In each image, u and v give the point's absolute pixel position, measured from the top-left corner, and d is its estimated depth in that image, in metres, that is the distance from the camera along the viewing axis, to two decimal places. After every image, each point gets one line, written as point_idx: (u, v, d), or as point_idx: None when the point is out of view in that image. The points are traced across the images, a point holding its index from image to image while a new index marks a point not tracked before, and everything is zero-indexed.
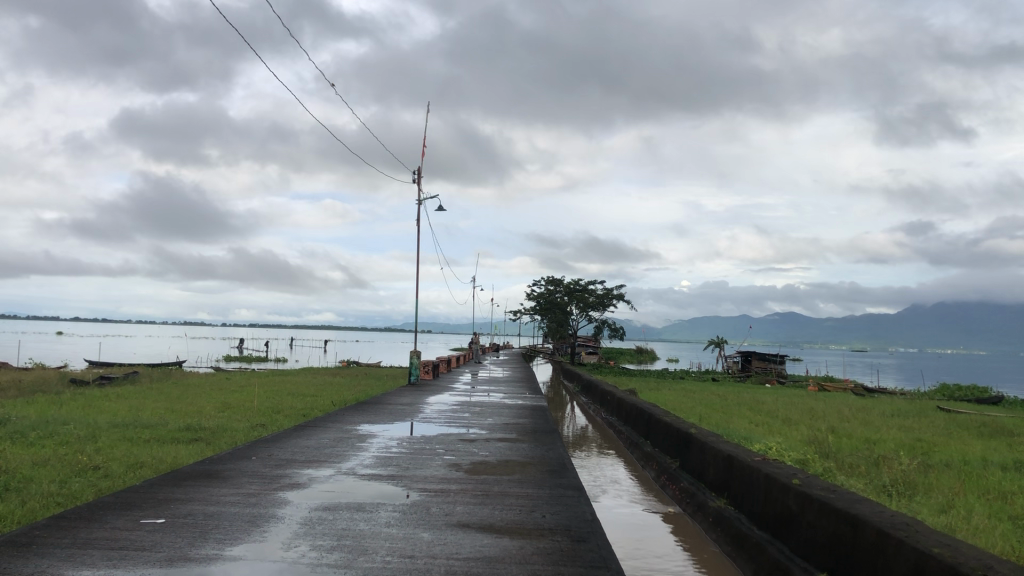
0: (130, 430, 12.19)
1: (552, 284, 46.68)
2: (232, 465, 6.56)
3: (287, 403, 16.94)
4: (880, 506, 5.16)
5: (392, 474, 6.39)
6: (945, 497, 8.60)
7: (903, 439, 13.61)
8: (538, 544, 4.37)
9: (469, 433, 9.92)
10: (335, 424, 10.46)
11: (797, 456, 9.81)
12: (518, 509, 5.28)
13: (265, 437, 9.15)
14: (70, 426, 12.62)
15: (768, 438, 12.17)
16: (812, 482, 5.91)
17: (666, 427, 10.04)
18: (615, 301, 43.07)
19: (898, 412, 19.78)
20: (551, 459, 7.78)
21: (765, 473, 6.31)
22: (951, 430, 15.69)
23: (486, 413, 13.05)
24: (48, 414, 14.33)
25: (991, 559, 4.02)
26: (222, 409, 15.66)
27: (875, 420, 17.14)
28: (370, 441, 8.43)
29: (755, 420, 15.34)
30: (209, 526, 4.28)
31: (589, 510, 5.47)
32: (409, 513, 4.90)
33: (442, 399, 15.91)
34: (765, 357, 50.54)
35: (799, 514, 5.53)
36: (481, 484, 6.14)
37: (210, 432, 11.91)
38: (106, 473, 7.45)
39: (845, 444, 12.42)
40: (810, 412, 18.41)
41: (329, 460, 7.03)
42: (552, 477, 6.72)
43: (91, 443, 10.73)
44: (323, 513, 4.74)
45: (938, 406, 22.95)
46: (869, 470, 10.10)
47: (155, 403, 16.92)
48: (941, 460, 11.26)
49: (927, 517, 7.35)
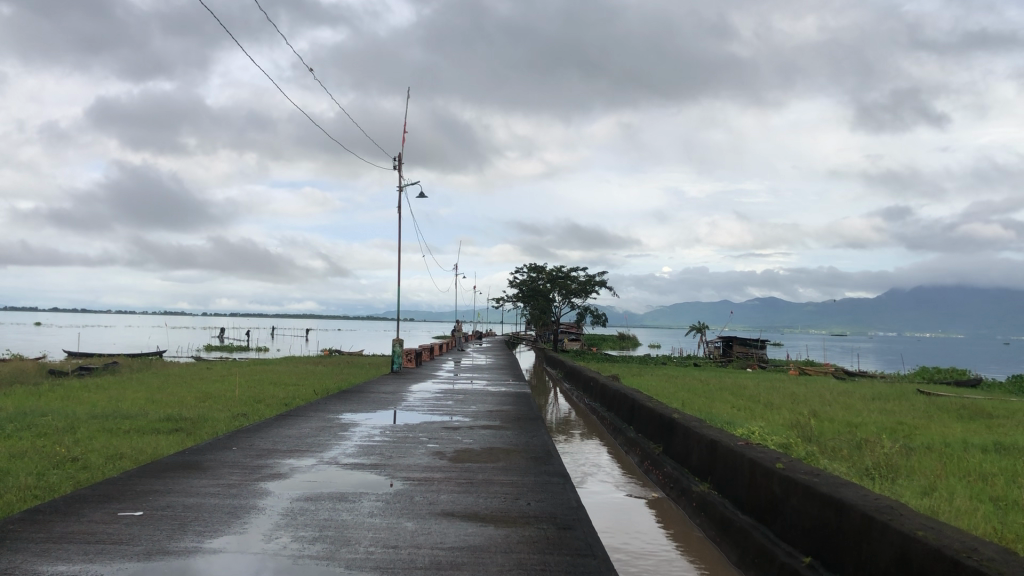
0: (109, 421, 12.08)
1: (535, 271, 46.61)
2: (212, 456, 6.47)
3: (269, 392, 16.86)
4: (865, 490, 5.15)
5: (375, 463, 6.33)
6: (927, 479, 8.64)
7: (885, 422, 13.67)
8: (523, 532, 4.32)
9: (451, 421, 9.86)
10: (317, 413, 10.39)
11: (780, 440, 9.82)
12: (502, 497, 5.24)
13: (247, 426, 9.06)
14: (49, 417, 12.46)
15: (751, 423, 12.20)
16: (796, 466, 5.89)
17: (649, 413, 10.02)
18: (597, 287, 43.07)
19: (879, 396, 19.91)
20: (535, 446, 7.73)
21: (750, 458, 6.29)
22: (932, 412, 15.79)
23: (469, 401, 13.01)
24: (24, 406, 14.13)
25: (976, 542, 4.00)
26: (202, 399, 15.54)
27: (855, 403, 17.21)
28: (353, 430, 8.34)
29: (738, 405, 15.41)
30: (187, 518, 4.20)
31: (574, 497, 5.43)
32: (393, 503, 4.83)
33: (424, 386, 15.87)
34: (746, 343, 50.81)
35: (784, 499, 5.51)
36: (464, 472, 6.10)
37: (190, 422, 11.82)
38: (84, 465, 7.35)
39: (827, 428, 12.46)
40: (792, 396, 18.51)
41: (311, 449, 6.95)
42: (536, 464, 6.68)
43: (70, 434, 10.63)
44: (305, 504, 4.68)
45: (919, 389, 23.11)
46: (851, 453, 10.13)
47: (135, 394, 16.74)
48: (923, 443, 11.30)
49: (910, 500, 7.34)
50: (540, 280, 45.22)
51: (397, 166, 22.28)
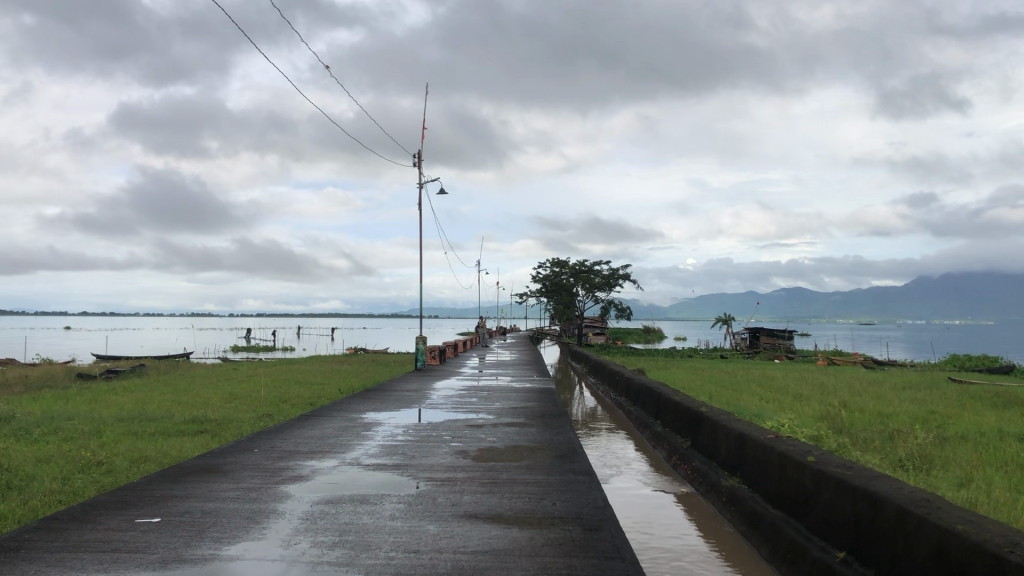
0: (135, 424, 12.12)
1: (558, 266, 46.42)
2: (233, 459, 6.41)
3: (294, 392, 16.87)
4: (899, 483, 4.99)
5: (398, 464, 6.23)
6: (963, 470, 8.43)
7: (916, 412, 13.43)
8: (549, 534, 4.20)
9: (475, 418, 9.76)
10: (340, 412, 10.33)
11: (811, 432, 9.62)
12: (527, 497, 5.12)
13: (271, 427, 9.01)
14: (75, 421, 12.50)
15: (780, 415, 11.99)
16: (827, 459, 5.73)
17: (676, 406, 9.86)
18: (621, 281, 42.85)
19: (910, 385, 19.61)
20: (560, 443, 7.62)
21: (780, 451, 6.13)
22: (963, 401, 15.51)
23: (493, 397, 12.92)
24: (51, 410, 14.21)
25: (1019, 536, 3.82)
26: (228, 399, 15.59)
27: (886, 393, 16.96)
28: (376, 429, 8.25)
29: (767, 397, 15.21)
30: (205, 524, 4.12)
31: (601, 496, 5.29)
32: (415, 505, 4.72)
33: (448, 384, 15.80)
34: (773, 333, 50.44)
35: (815, 492, 5.36)
36: (488, 471, 5.98)
37: (215, 423, 11.84)
38: (109, 468, 7.33)
39: (858, 419, 12.23)
40: (821, 387, 18.24)
41: (334, 450, 6.86)
42: (561, 462, 6.56)
43: (96, 437, 10.66)
44: (326, 508, 4.58)
45: (949, 377, 22.77)
46: (883, 444, 9.92)
47: (162, 396, 16.79)
48: (956, 433, 11.06)
49: (946, 492, 7.14)
50: (563, 275, 45.10)
51: (417, 163, 22.21)
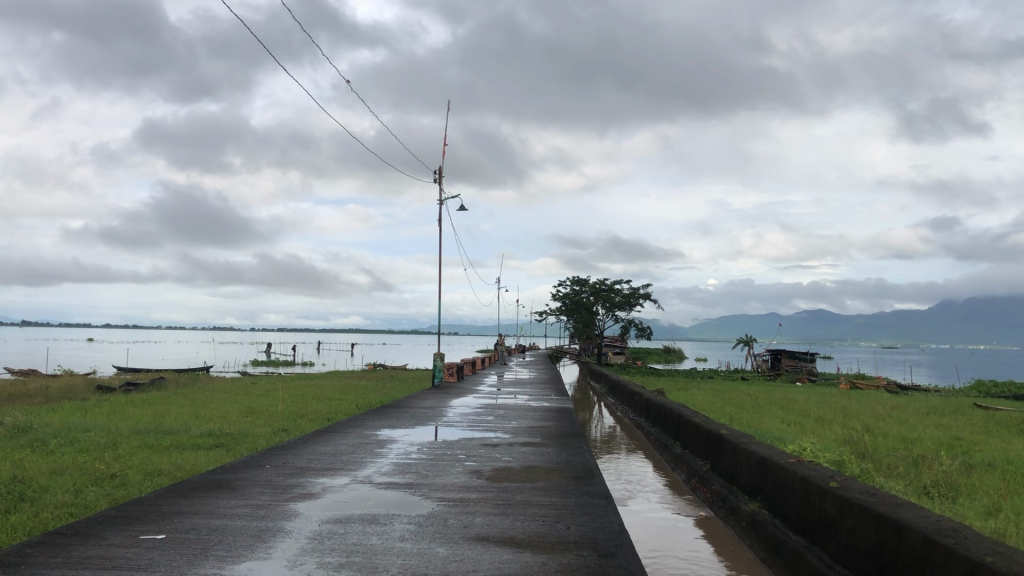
0: (151, 437, 12.08)
1: (578, 284, 46.22)
2: (243, 474, 6.33)
3: (311, 407, 16.81)
4: (925, 510, 4.82)
5: (410, 482, 6.12)
6: (989, 499, 8.22)
7: (941, 438, 13.16)
8: (562, 560, 4.07)
9: (491, 436, 9.68)
10: (356, 429, 10.24)
11: (833, 457, 9.43)
12: (541, 520, 5.00)
13: (284, 442, 8.92)
14: (91, 433, 12.45)
15: (801, 439, 11.78)
16: (851, 485, 5.57)
17: (696, 428, 9.71)
18: (641, 300, 42.59)
19: (934, 410, 19.29)
20: (577, 464, 7.48)
21: (802, 475, 5.98)
22: (989, 427, 15.21)
23: (510, 416, 12.78)
24: (69, 421, 14.27)
25: None
26: (245, 414, 15.55)
27: (910, 418, 16.68)
28: (390, 447, 8.15)
29: (788, 420, 15.00)
30: (210, 542, 4.04)
31: (618, 521, 5.16)
32: (426, 526, 4.62)
33: (466, 401, 15.71)
34: (795, 356, 49.90)
35: (838, 518, 5.21)
36: (502, 492, 5.87)
37: (231, 437, 11.76)
38: (122, 481, 7.27)
39: (882, 444, 12.00)
40: (843, 411, 17.98)
41: (345, 467, 6.76)
42: (577, 484, 6.43)
43: (112, 449, 10.64)
44: (334, 527, 4.49)
45: (975, 403, 22.35)
46: (908, 470, 9.72)
47: (179, 409, 16.74)
48: (983, 460, 10.82)
49: (973, 521, 6.95)
50: (583, 293, 44.89)
51: (437, 180, 22.13)
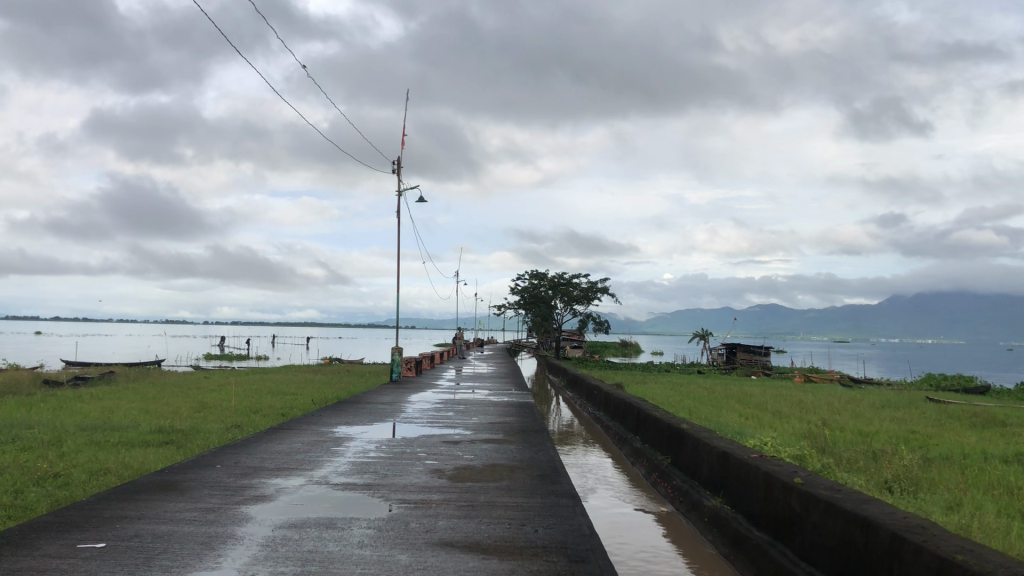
0: (98, 433, 11.67)
1: (536, 278, 46.08)
2: (192, 475, 6.03)
3: (266, 402, 16.40)
4: (892, 506, 4.71)
5: (368, 483, 5.87)
6: (950, 492, 8.22)
7: (897, 431, 13.26)
8: (531, 566, 3.89)
9: (451, 433, 9.47)
10: (311, 425, 9.97)
11: (793, 451, 9.37)
12: (507, 523, 4.81)
13: (237, 439, 8.61)
14: (35, 430, 11.99)
15: (761, 433, 11.74)
16: (815, 481, 5.44)
17: (656, 423, 9.59)
18: (599, 294, 42.59)
19: (887, 403, 19.46)
20: (541, 462, 7.28)
21: (766, 471, 5.85)
22: (942, 420, 15.38)
23: (469, 411, 12.57)
24: (12, 418, 13.72)
25: (1020, 565, 3.55)
26: (197, 409, 15.13)
27: (865, 411, 16.79)
28: (347, 445, 7.89)
29: (745, 413, 15.06)
30: (154, 550, 3.78)
31: (586, 522, 4.99)
32: (386, 531, 4.41)
33: (424, 396, 15.43)
34: (750, 349, 50.40)
35: (803, 515, 5.09)
36: (465, 493, 5.66)
37: (182, 434, 11.37)
38: (65, 481, 6.94)
39: (840, 438, 12.03)
40: (800, 404, 18.08)
41: (300, 467, 6.50)
42: (542, 483, 6.23)
43: (55, 447, 10.23)
44: (288, 532, 4.26)
45: (926, 394, 22.80)
46: (867, 465, 9.69)
47: (128, 404, 16.24)
48: (940, 453, 10.90)
49: (937, 516, 6.92)
50: (541, 286, 44.75)
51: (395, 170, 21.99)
